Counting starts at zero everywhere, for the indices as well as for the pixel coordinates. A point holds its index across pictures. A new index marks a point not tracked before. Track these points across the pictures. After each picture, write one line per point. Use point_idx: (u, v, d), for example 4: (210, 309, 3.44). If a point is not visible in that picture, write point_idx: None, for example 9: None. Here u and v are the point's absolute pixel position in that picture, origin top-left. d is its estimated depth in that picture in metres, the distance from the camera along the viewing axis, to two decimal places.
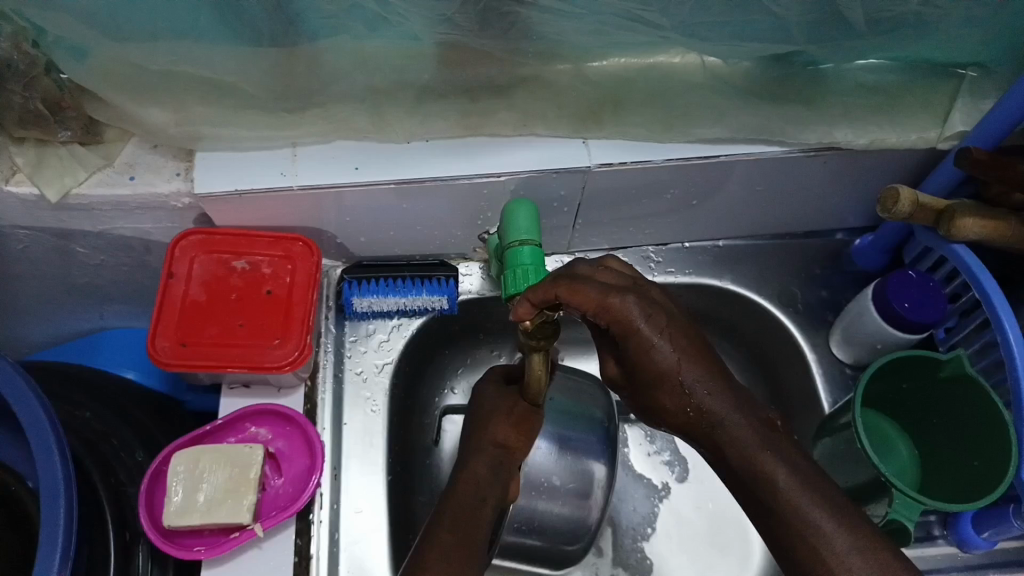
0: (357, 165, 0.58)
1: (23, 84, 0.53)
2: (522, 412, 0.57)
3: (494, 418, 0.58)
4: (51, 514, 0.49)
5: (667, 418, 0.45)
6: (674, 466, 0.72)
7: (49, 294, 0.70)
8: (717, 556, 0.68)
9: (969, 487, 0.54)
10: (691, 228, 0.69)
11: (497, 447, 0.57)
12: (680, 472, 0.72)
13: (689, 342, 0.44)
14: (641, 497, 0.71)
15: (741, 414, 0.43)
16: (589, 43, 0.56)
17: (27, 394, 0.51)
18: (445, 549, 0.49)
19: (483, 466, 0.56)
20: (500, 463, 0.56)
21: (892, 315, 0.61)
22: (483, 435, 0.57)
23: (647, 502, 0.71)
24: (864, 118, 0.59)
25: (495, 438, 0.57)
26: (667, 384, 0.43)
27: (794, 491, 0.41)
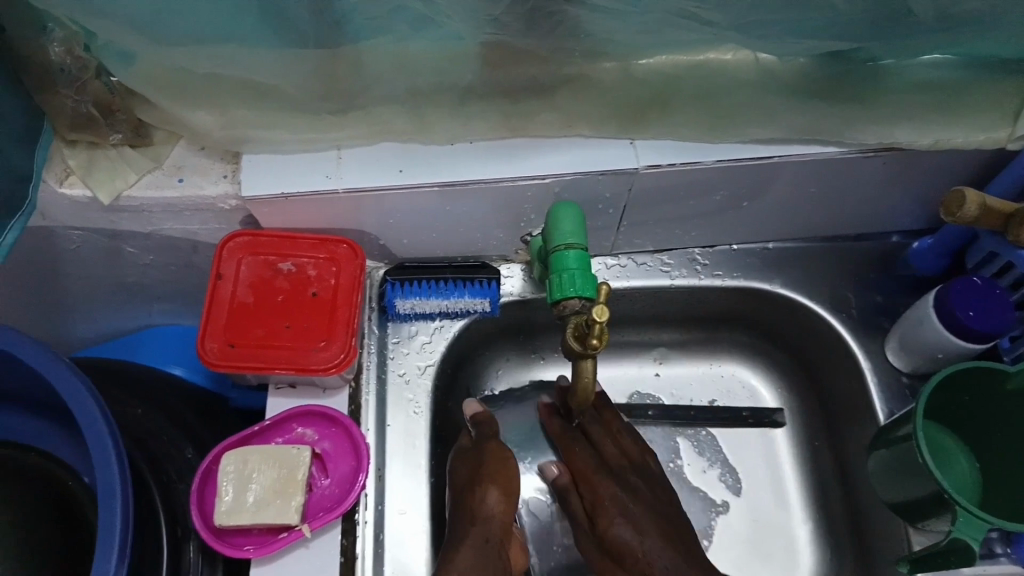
0: (402, 168, 0.58)
1: (75, 88, 0.54)
2: (495, 467, 0.59)
3: (471, 485, 0.58)
4: (109, 515, 0.50)
5: None
6: (726, 478, 0.70)
7: (99, 291, 0.71)
8: (761, 565, 0.67)
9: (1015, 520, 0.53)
10: (739, 229, 0.67)
11: (478, 523, 0.56)
12: (734, 484, 0.70)
13: None
14: (698, 510, 0.69)
15: None
16: (639, 41, 0.54)
17: (82, 393, 0.52)
18: None
19: (472, 552, 0.53)
20: (486, 542, 0.54)
21: (954, 324, 0.58)
22: (473, 503, 0.57)
23: (704, 515, 0.69)
24: (931, 118, 0.56)
25: (479, 508, 0.56)
26: None
27: None
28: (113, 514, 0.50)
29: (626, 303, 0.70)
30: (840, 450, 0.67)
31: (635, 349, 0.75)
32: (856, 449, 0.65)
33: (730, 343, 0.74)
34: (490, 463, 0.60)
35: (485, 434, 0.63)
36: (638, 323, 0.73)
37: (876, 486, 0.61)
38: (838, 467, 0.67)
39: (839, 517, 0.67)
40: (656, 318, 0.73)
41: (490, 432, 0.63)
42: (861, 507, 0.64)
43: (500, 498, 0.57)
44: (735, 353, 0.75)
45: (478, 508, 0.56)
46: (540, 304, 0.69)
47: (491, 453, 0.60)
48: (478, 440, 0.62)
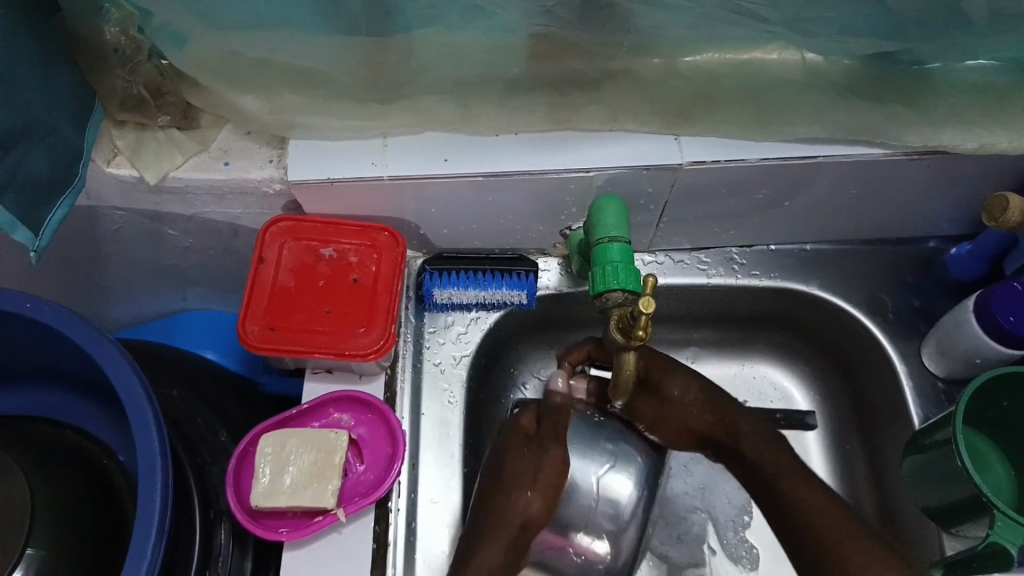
0: (447, 157, 0.58)
1: (128, 68, 0.55)
2: (554, 470, 0.60)
3: (524, 484, 0.59)
4: (149, 490, 0.50)
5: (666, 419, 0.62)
6: None
7: (138, 273, 0.72)
8: None
9: None
10: (778, 230, 0.67)
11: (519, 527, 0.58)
12: None
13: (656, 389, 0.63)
14: (734, 488, 0.70)
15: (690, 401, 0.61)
16: (687, 36, 0.54)
17: (126, 371, 0.52)
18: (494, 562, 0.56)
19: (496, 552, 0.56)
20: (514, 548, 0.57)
21: (996, 329, 0.58)
22: (511, 510, 0.58)
23: (741, 493, 0.70)
24: (974, 120, 0.56)
25: (519, 512, 0.58)
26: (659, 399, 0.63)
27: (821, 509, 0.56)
28: (154, 488, 0.50)
29: (662, 299, 0.71)
30: (876, 454, 0.67)
31: (668, 346, 0.75)
32: (893, 453, 0.65)
33: (763, 344, 0.74)
34: (550, 470, 0.60)
35: (550, 433, 0.60)
36: (672, 320, 0.73)
37: (913, 491, 0.61)
38: (874, 471, 0.67)
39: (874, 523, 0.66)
40: (691, 316, 0.73)
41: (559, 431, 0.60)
42: (899, 513, 0.64)
43: (542, 502, 0.59)
44: (769, 355, 0.75)
45: (518, 508, 0.58)
46: (577, 298, 0.69)
47: (551, 458, 0.60)
48: (545, 437, 0.60)
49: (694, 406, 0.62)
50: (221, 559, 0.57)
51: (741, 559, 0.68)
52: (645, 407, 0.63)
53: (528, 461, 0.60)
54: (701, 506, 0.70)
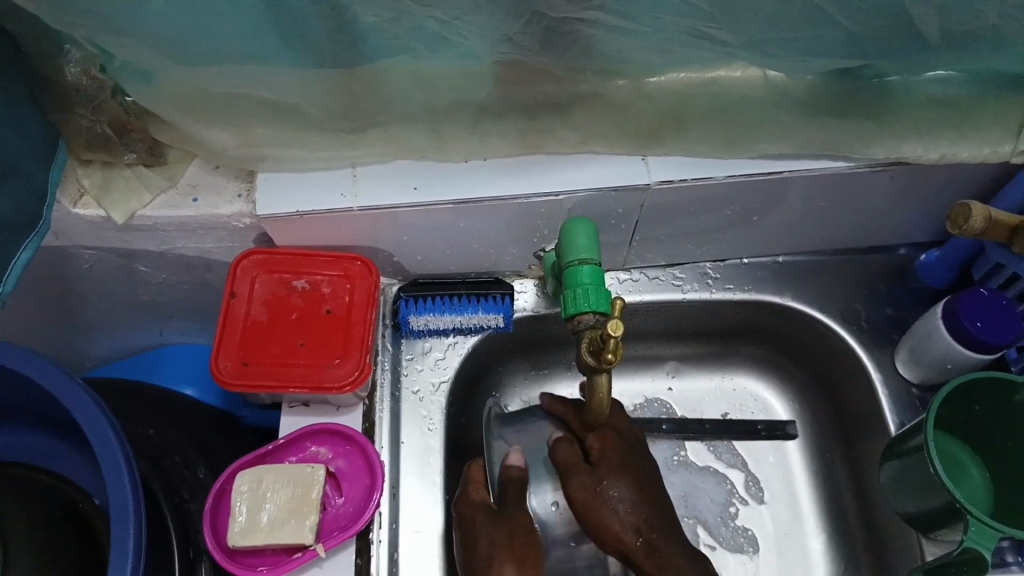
0: (417, 185, 0.58)
1: (91, 108, 0.54)
2: (523, 542, 0.55)
3: (497, 554, 0.54)
4: (121, 537, 0.49)
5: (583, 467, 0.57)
6: (749, 485, 0.71)
7: (112, 310, 0.71)
8: (788, 551, 0.68)
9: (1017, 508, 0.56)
10: (751, 243, 0.68)
11: None
12: (756, 493, 0.70)
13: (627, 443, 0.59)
14: (713, 485, 0.71)
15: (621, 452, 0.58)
16: (652, 60, 0.54)
17: (97, 415, 0.51)
18: None
19: None
20: None
21: (963, 335, 0.59)
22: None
23: (720, 489, 0.70)
24: (935, 132, 0.57)
25: None
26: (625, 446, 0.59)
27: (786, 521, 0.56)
28: (126, 535, 0.49)
29: (639, 316, 0.71)
30: (855, 461, 0.67)
31: (647, 362, 0.75)
32: (871, 461, 0.65)
33: (741, 356, 0.75)
34: (522, 536, 0.55)
35: (509, 500, 0.58)
36: (651, 336, 0.73)
37: (891, 499, 0.61)
38: (854, 480, 0.67)
39: (856, 531, 0.66)
40: (669, 331, 0.73)
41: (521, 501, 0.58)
42: (880, 520, 0.64)
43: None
44: (748, 367, 0.75)
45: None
46: (555, 318, 0.69)
47: (521, 525, 0.56)
48: (507, 510, 0.57)
49: (615, 511, 0.55)
50: None
51: (744, 546, 0.68)
52: (581, 486, 0.56)
53: (494, 530, 0.55)
54: (692, 508, 0.70)
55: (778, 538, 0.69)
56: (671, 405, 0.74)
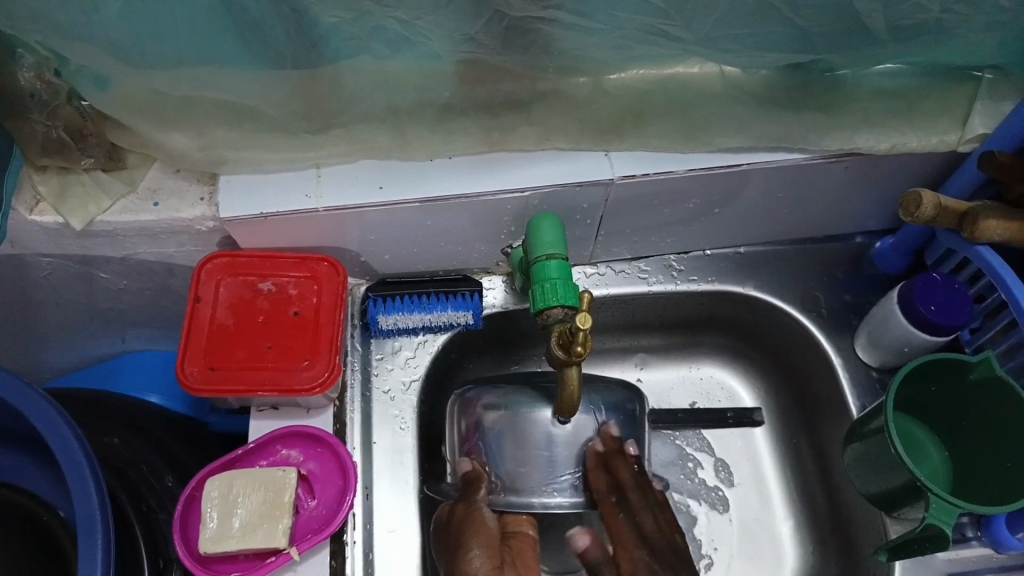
0: (382, 184, 0.58)
1: (47, 113, 0.53)
2: (466, 520, 0.56)
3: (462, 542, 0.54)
4: (89, 550, 0.48)
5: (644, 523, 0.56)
6: (720, 470, 0.72)
7: (72, 319, 0.70)
8: (754, 523, 0.70)
9: (971, 488, 0.58)
10: (713, 236, 0.69)
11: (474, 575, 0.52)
12: (727, 476, 0.72)
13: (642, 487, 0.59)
14: (661, 444, 0.73)
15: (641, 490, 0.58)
16: (610, 57, 0.55)
17: (59, 424, 0.50)
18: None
19: None
20: None
21: (918, 319, 0.61)
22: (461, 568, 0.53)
23: (669, 447, 0.72)
24: (886, 123, 0.59)
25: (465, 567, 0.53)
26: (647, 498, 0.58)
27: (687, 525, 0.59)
28: (94, 548, 0.48)
29: (607, 309, 0.72)
30: (819, 444, 0.69)
31: (615, 355, 0.76)
32: (835, 445, 0.67)
33: (708, 347, 0.76)
34: (467, 513, 0.57)
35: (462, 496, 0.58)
36: (619, 330, 0.75)
37: (855, 480, 0.63)
38: (819, 463, 0.69)
39: (821, 510, 0.69)
40: (636, 324, 0.74)
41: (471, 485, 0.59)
42: (845, 501, 0.66)
43: (489, 560, 0.53)
44: (715, 356, 0.76)
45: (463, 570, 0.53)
46: (523, 315, 0.70)
47: (468, 511, 0.57)
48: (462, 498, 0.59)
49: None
50: None
51: (716, 504, 0.71)
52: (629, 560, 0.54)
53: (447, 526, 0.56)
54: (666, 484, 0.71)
55: (751, 523, 0.70)
56: None
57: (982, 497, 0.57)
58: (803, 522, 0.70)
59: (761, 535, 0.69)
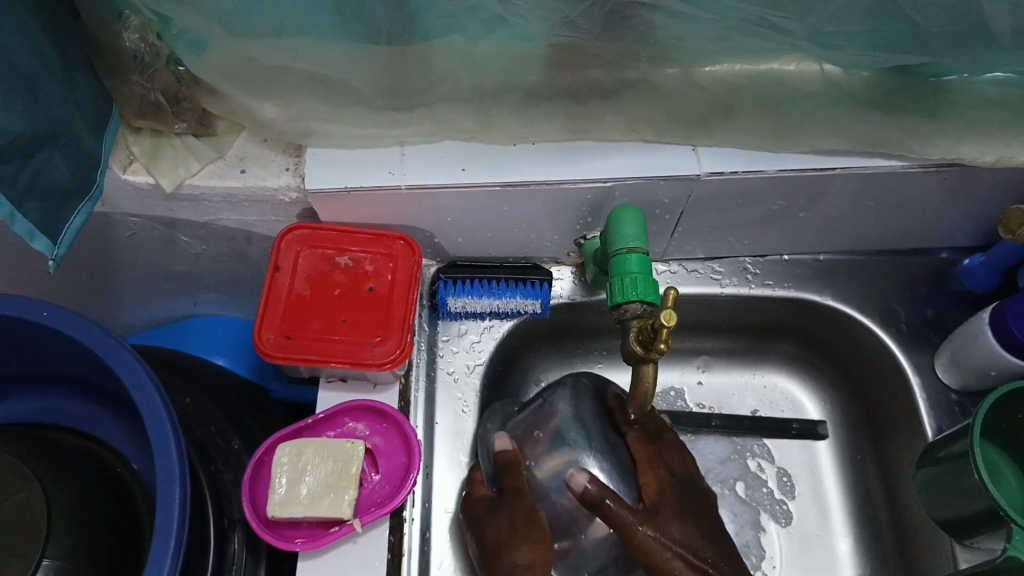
0: (464, 166, 0.58)
1: (146, 75, 0.54)
2: (527, 523, 0.55)
3: (506, 541, 0.55)
4: (167, 503, 0.49)
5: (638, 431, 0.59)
6: (780, 480, 0.70)
7: (151, 279, 0.72)
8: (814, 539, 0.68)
9: None
10: (791, 240, 0.67)
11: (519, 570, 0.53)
12: (789, 487, 0.70)
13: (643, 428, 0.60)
14: (717, 442, 0.72)
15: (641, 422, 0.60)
16: (708, 48, 0.53)
17: (144, 378, 0.51)
18: None
19: None
20: None
21: (1009, 340, 0.58)
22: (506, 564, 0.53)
23: (724, 447, 0.71)
24: (996, 134, 0.56)
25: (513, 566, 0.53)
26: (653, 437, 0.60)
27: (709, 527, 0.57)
28: (172, 500, 0.49)
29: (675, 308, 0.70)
30: (886, 463, 0.67)
31: (678, 354, 0.75)
32: (906, 465, 0.65)
33: (775, 354, 0.74)
34: (523, 520, 0.55)
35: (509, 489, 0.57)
36: (685, 330, 0.73)
37: (925, 503, 0.61)
38: (884, 482, 0.67)
39: (884, 532, 0.66)
40: (703, 326, 0.73)
41: (520, 485, 0.57)
42: (909, 523, 0.64)
43: (535, 554, 0.54)
44: (780, 364, 0.75)
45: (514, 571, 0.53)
46: (590, 307, 0.69)
47: (522, 509, 0.56)
48: (507, 494, 0.57)
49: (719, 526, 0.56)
50: (234, 567, 0.57)
51: (776, 515, 0.69)
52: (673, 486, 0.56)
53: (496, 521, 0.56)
54: (722, 479, 0.70)
55: (809, 535, 0.68)
56: (701, 400, 0.74)
57: None
58: (863, 541, 0.68)
59: (819, 550, 0.68)
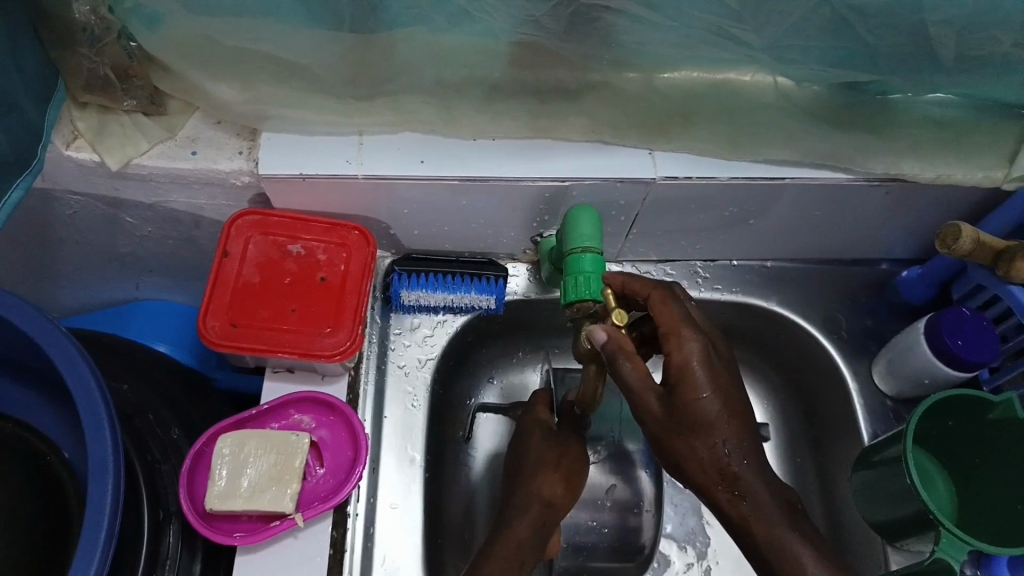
0: (423, 158, 0.57)
1: (95, 49, 0.52)
2: (572, 462, 0.60)
3: (541, 470, 0.60)
4: (99, 494, 0.47)
5: (713, 425, 0.47)
6: None
7: (92, 260, 0.70)
8: None
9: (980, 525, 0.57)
10: (741, 246, 0.69)
11: (542, 504, 0.58)
12: None
13: (733, 409, 0.47)
14: None
15: (719, 398, 0.47)
16: (669, 55, 0.54)
17: (79, 362, 0.49)
18: (532, 528, 0.57)
19: (527, 526, 0.57)
20: (542, 523, 0.57)
21: (943, 351, 0.61)
22: (530, 489, 0.59)
23: None
24: (936, 153, 0.58)
25: (541, 492, 0.59)
26: (704, 433, 0.46)
27: (765, 532, 0.46)
28: (104, 490, 0.47)
29: None
30: (822, 465, 0.69)
31: None
32: (844, 470, 0.67)
33: None
34: (568, 461, 0.60)
35: (569, 425, 0.62)
36: None
37: (859, 506, 0.63)
38: (821, 484, 0.69)
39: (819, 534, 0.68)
40: None
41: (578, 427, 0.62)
42: (844, 526, 0.66)
43: (559, 488, 0.59)
44: None
45: (535, 497, 0.58)
46: (545, 305, 0.70)
47: (574, 451, 0.61)
48: (565, 432, 0.62)
49: (723, 450, 0.47)
50: (169, 562, 0.55)
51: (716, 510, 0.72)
52: (648, 414, 0.47)
53: (545, 450, 0.61)
54: None
55: None
56: None
57: (990, 538, 0.56)
58: None
59: None
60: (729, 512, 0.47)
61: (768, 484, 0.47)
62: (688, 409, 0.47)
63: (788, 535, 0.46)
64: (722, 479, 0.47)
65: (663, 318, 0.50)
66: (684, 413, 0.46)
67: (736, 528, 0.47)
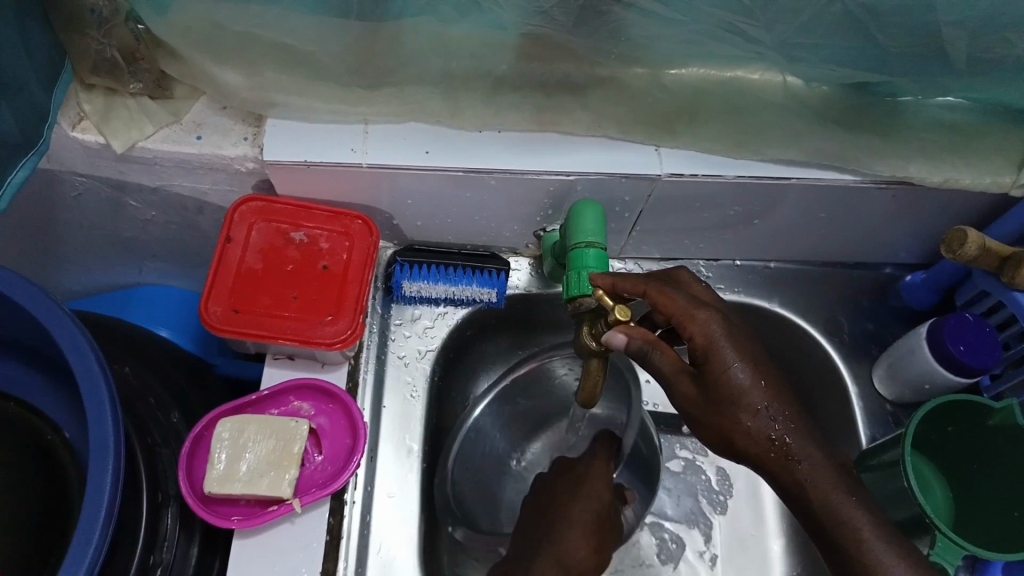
0: (428, 149, 0.57)
1: (103, 31, 0.52)
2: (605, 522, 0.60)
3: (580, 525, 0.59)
4: (99, 474, 0.47)
5: (747, 395, 0.47)
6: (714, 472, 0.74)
7: (95, 243, 0.70)
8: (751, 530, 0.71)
9: (976, 530, 0.58)
10: (743, 247, 0.69)
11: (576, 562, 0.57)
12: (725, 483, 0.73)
13: (765, 379, 0.48)
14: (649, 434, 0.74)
15: (750, 369, 0.47)
16: (677, 50, 0.54)
17: (82, 343, 0.49)
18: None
19: None
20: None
21: (944, 356, 0.60)
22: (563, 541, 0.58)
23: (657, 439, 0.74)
24: (944, 156, 0.57)
25: (570, 548, 0.58)
26: (743, 403, 0.47)
27: (826, 500, 0.47)
28: (105, 471, 0.47)
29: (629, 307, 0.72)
30: None
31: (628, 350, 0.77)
32: None
33: None
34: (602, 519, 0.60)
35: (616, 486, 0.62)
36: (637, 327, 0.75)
37: None
38: None
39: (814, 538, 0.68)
40: None
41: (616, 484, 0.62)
42: None
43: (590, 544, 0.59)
44: None
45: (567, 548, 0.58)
46: (546, 299, 0.70)
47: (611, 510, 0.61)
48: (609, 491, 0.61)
49: (765, 417, 0.47)
50: (167, 543, 0.55)
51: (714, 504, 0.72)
52: (686, 398, 0.48)
53: (585, 504, 0.60)
54: None
55: (744, 535, 0.71)
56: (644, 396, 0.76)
57: (986, 544, 0.56)
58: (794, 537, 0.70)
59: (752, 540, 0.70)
60: (784, 477, 0.48)
61: (817, 445, 0.48)
62: (721, 383, 0.47)
63: (846, 498, 0.47)
64: (773, 447, 0.47)
65: (671, 308, 0.50)
66: (717, 387, 0.47)
67: (794, 492, 0.48)
